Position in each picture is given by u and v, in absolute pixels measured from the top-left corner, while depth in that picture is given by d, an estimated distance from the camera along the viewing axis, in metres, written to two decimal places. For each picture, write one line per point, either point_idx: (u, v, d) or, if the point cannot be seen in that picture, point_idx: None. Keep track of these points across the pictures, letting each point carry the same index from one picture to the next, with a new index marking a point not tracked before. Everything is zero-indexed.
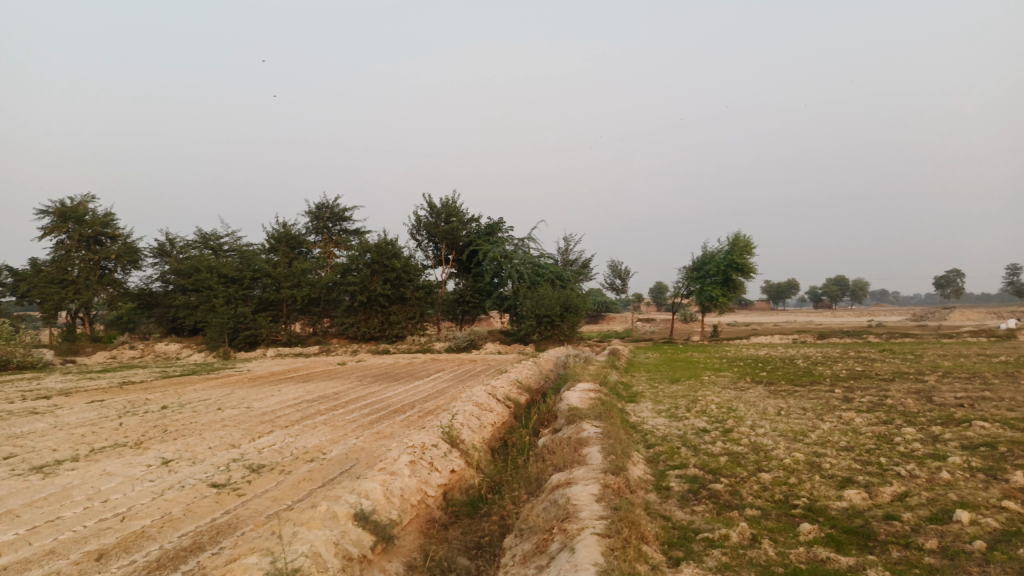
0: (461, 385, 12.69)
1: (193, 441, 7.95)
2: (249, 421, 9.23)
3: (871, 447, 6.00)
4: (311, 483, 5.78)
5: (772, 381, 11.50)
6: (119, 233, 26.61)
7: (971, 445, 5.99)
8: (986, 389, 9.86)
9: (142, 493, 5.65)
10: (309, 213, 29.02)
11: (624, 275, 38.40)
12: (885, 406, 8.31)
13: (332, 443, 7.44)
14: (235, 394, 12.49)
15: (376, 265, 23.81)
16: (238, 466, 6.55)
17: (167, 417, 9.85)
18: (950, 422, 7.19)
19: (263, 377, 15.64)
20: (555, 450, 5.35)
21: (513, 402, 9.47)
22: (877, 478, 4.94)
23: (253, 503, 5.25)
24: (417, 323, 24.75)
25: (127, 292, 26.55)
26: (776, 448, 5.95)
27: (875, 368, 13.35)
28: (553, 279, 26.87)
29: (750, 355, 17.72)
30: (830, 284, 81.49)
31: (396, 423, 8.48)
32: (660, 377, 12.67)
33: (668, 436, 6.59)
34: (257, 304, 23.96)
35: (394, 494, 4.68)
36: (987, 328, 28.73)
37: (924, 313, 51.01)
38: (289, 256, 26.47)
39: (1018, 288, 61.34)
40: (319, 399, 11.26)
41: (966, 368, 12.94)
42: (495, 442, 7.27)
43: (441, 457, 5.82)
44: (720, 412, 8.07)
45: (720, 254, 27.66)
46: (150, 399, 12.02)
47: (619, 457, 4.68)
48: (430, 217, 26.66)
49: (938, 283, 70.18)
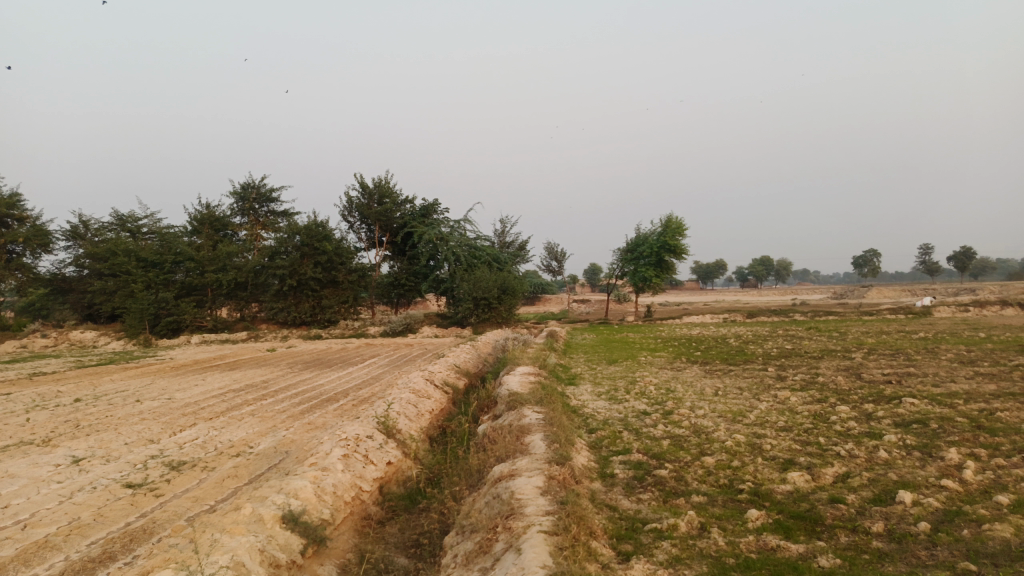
0: (397, 370, 12.38)
1: (108, 436, 7.42)
2: (170, 414, 8.71)
3: (809, 426, 6.03)
4: (236, 480, 5.42)
5: (707, 361, 11.62)
6: (27, 215, 25.25)
7: (904, 422, 6.09)
8: (910, 365, 10.19)
9: (49, 496, 5.19)
10: (234, 193, 27.91)
11: (560, 257, 38.54)
12: (819, 384, 8.45)
13: (260, 436, 7.06)
14: (156, 384, 11.85)
15: (306, 248, 23.05)
16: (157, 463, 6.12)
17: (80, 411, 9.21)
18: (882, 399, 7.33)
19: (187, 366, 14.93)
20: (495, 440, 5.15)
21: (451, 387, 9.24)
22: (818, 459, 4.93)
23: (171, 505, 4.87)
24: (350, 307, 24.28)
25: (38, 277, 25.04)
26: (717, 430, 5.91)
27: (805, 345, 13.66)
28: (489, 261, 26.65)
29: (684, 335, 17.98)
30: (757, 264, 84.03)
31: (328, 413, 8.15)
32: (597, 358, 12.65)
33: (609, 420, 6.48)
34: (180, 289, 22.98)
35: (326, 491, 4.40)
36: (904, 306, 30.04)
37: (844, 292, 53.09)
38: (214, 239, 25.43)
39: (930, 267, 64.59)
40: (246, 388, 10.78)
41: (890, 345, 13.40)
42: (432, 431, 7.04)
43: (377, 449, 5.56)
44: (659, 393, 8.05)
45: (654, 235, 27.97)
46: (62, 391, 11.27)
47: (562, 446, 4.51)
48: (362, 198, 25.96)
49: (857, 263, 73.26)
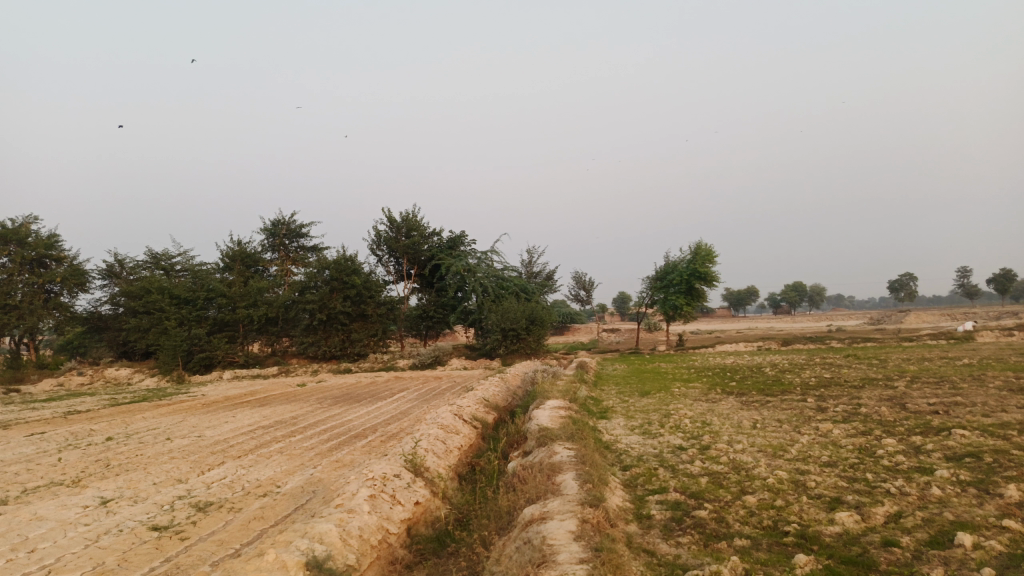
0: (426, 405, 12.25)
1: (137, 476, 7.38)
2: (199, 452, 8.66)
3: (855, 461, 5.76)
4: (262, 522, 5.31)
5: (743, 391, 11.30)
6: (65, 255, 25.79)
7: (955, 456, 5.79)
8: (956, 394, 9.79)
9: (74, 540, 5.11)
10: (265, 230, 28.29)
11: (588, 286, 38.34)
12: (861, 415, 8.14)
13: (288, 475, 6.95)
14: (186, 421, 11.85)
15: (335, 282, 23.20)
16: (184, 504, 6.04)
17: (111, 450, 9.21)
18: (930, 431, 7.01)
19: (218, 402, 14.96)
20: (526, 479, 4.98)
21: (480, 422, 9.08)
22: (867, 497, 4.68)
23: (195, 549, 4.76)
24: (379, 340, 24.29)
25: (75, 316, 25.49)
26: (758, 466, 5.66)
27: (843, 374, 13.26)
28: (517, 291, 26.55)
29: (717, 364, 17.62)
30: (789, 290, 82.80)
31: (356, 450, 8.03)
32: (629, 390, 12.41)
33: (644, 456, 6.27)
34: (212, 324, 23.21)
35: (352, 535, 4.26)
36: (944, 330, 29.24)
37: (879, 317, 51.97)
38: (245, 275, 25.72)
39: (969, 290, 63.04)
40: (275, 425, 10.72)
41: (933, 372, 12.94)
42: (462, 468, 6.87)
43: (404, 489, 5.41)
44: (695, 426, 7.80)
45: (683, 263, 27.67)
46: (94, 430, 11.31)
47: (596, 486, 4.33)
48: (390, 231, 26.13)
49: (892, 288, 71.81)
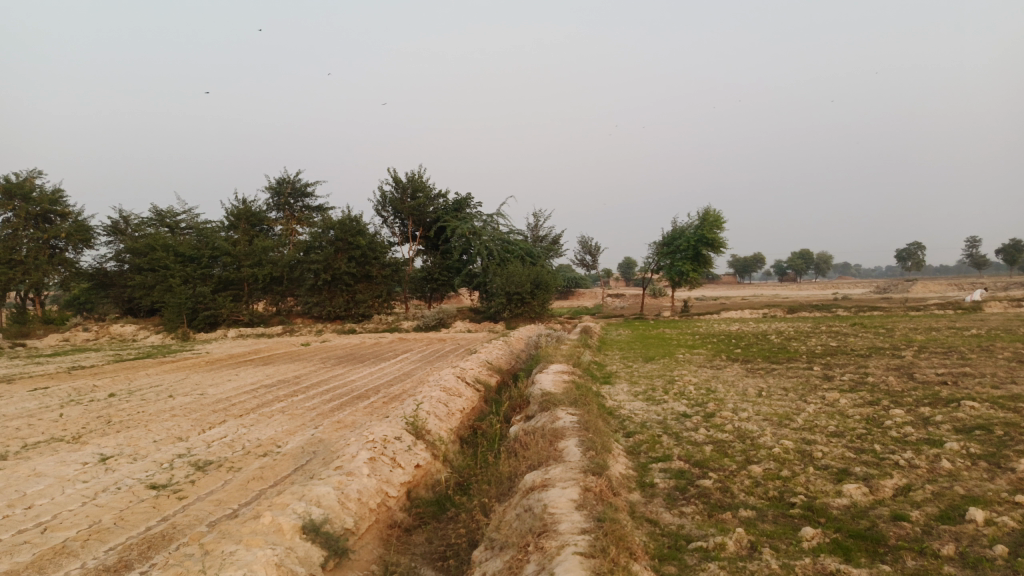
0: (430, 367, 12.21)
1: (138, 433, 7.35)
2: (200, 410, 8.63)
3: (863, 432, 5.66)
4: (261, 483, 5.26)
5: (748, 359, 11.20)
6: (70, 211, 25.68)
7: (965, 428, 5.69)
8: (965, 365, 9.66)
9: (72, 497, 5.07)
10: (269, 188, 28.07)
11: (595, 250, 38.12)
12: (869, 385, 8.03)
13: (289, 435, 6.91)
14: (189, 379, 11.83)
15: (340, 243, 23.06)
16: (183, 463, 5.99)
17: (112, 406, 9.19)
18: (939, 402, 6.89)
19: (222, 360, 14.96)
20: (528, 444, 4.90)
21: (483, 385, 9.02)
22: (875, 469, 4.58)
23: (193, 508, 4.72)
24: (384, 302, 24.22)
25: (80, 272, 25.46)
26: (763, 435, 5.57)
27: (850, 343, 13.13)
28: (522, 255, 26.37)
29: (722, 331, 17.52)
30: (796, 257, 82.38)
31: (358, 411, 7.98)
32: (634, 355, 12.32)
33: (648, 422, 6.19)
34: (216, 283, 23.16)
35: (351, 498, 4.20)
36: (951, 300, 29.00)
37: (886, 286, 51.74)
38: (250, 234, 25.58)
39: (978, 261, 62.55)
40: (278, 384, 10.69)
41: (941, 342, 12.79)
42: (464, 431, 6.81)
43: (405, 452, 5.35)
44: (699, 394, 7.71)
45: (691, 229, 27.40)
46: (97, 386, 11.31)
47: (599, 453, 4.24)
48: (395, 192, 25.87)
49: (900, 257, 71.34)
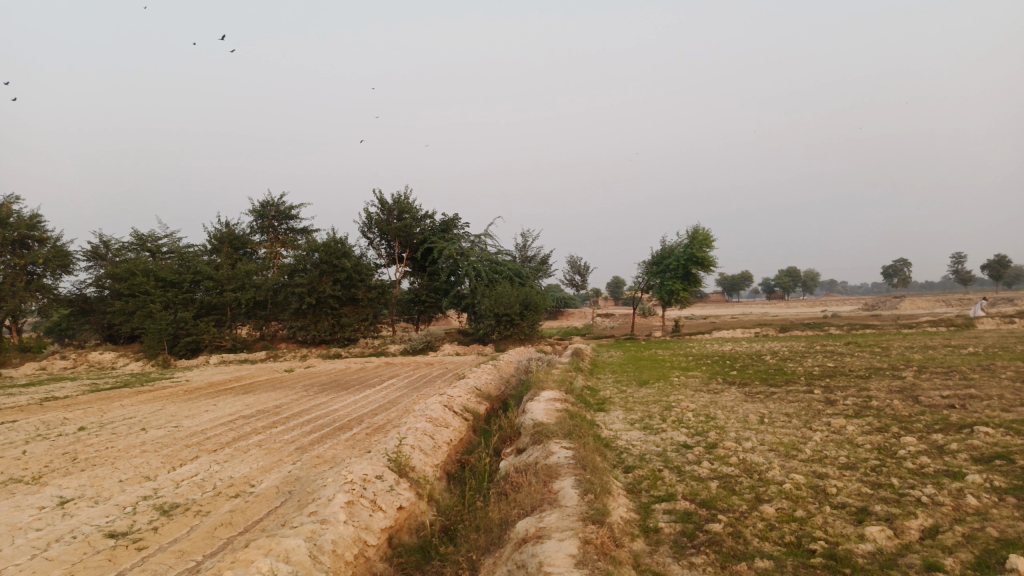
0: (417, 394, 11.78)
1: (103, 472, 6.87)
2: (173, 445, 8.16)
3: (877, 464, 5.30)
4: (229, 530, 4.83)
5: (744, 381, 10.86)
6: (48, 236, 25.18)
7: (984, 458, 5.34)
8: (969, 385, 9.35)
9: (21, 550, 4.61)
10: (253, 211, 27.71)
11: (584, 271, 37.91)
12: (874, 410, 7.68)
13: (264, 473, 6.48)
14: (165, 410, 11.30)
15: (324, 265, 22.64)
16: (147, 507, 5.54)
17: (80, 442, 8.71)
18: (950, 428, 6.56)
19: (201, 389, 14.46)
20: (519, 484, 4.51)
21: (472, 414, 8.61)
22: (897, 508, 4.21)
23: (152, 561, 4.28)
24: (370, 325, 23.75)
25: (59, 298, 24.83)
26: (771, 468, 5.21)
27: (847, 363, 12.82)
28: (510, 276, 26.04)
29: (715, 351, 17.18)
30: (784, 274, 82.58)
31: (339, 444, 7.55)
32: (627, 379, 11.94)
33: (647, 455, 5.82)
34: (198, 308, 22.67)
35: (324, 550, 3.80)
36: (942, 317, 28.93)
37: (874, 303, 51.79)
38: (233, 257, 25.11)
39: (964, 277, 62.91)
40: (257, 415, 10.22)
41: (941, 361, 12.51)
42: (450, 466, 6.41)
43: (386, 492, 4.94)
44: (699, 421, 7.33)
45: (680, 248, 27.17)
46: (67, 419, 10.78)
47: (598, 497, 3.86)
48: (381, 214, 25.52)
49: (887, 274, 71.66)
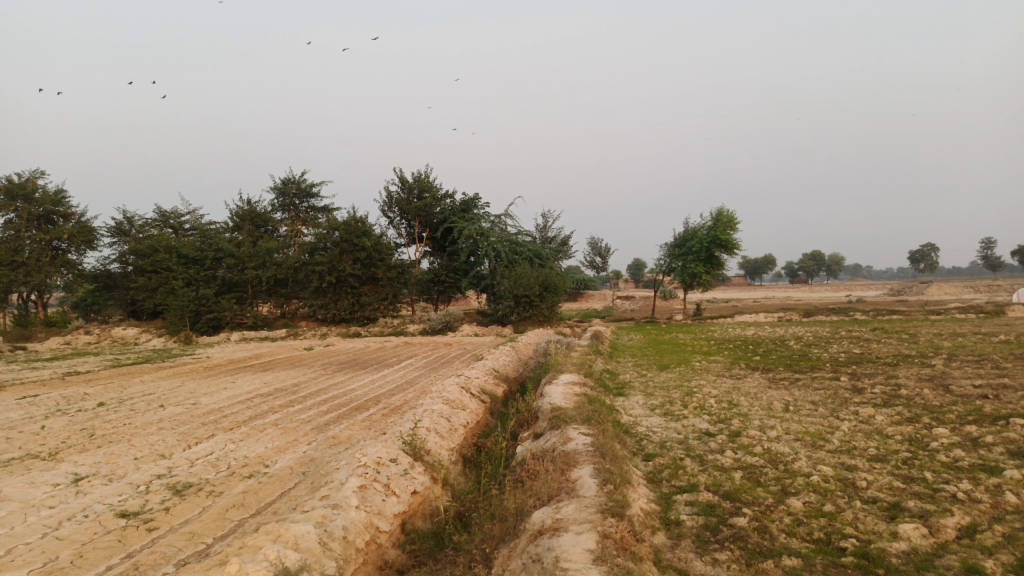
0: (434, 375, 11.70)
1: (119, 450, 6.84)
2: (190, 422, 8.13)
3: (908, 456, 5.10)
4: (241, 512, 4.75)
5: (767, 367, 10.64)
6: (73, 212, 25.35)
7: (1020, 452, 5.11)
8: (1001, 375, 9.04)
9: (33, 528, 4.57)
10: (274, 189, 27.70)
11: (604, 252, 37.63)
12: (904, 400, 7.43)
13: (278, 453, 6.40)
14: (184, 387, 11.32)
15: (344, 244, 22.61)
16: (160, 486, 5.48)
17: (98, 418, 8.72)
18: (984, 419, 6.31)
19: (220, 366, 14.48)
20: (536, 472, 4.38)
21: (489, 396, 8.50)
22: (931, 504, 4.02)
23: (162, 543, 4.20)
24: (390, 304, 23.75)
25: (84, 274, 25.01)
26: (798, 459, 5.03)
27: (874, 350, 12.51)
28: (530, 257, 25.85)
29: (737, 336, 16.90)
30: (808, 258, 81.47)
31: (355, 425, 7.47)
32: (647, 363, 11.76)
33: (667, 443, 5.66)
34: (220, 285, 22.73)
35: (335, 538, 3.69)
36: (970, 303, 28.29)
37: (899, 288, 51.00)
38: (254, 235, 25.15)
39: (994, 263, 61.60)
40: (274, 393, 10.18)
41: (971, 349, 12.18)
42: (467, 450, 6.30)
43: (401, 476, 4.83)
44: (721, 408, 7.14)
45: (704, 230, 26.76)
46: (87, 394, 10.82)
47: (618, 487, 3.71)
48: (401, 193, 25.37)
49: (913, 259, 70.42)
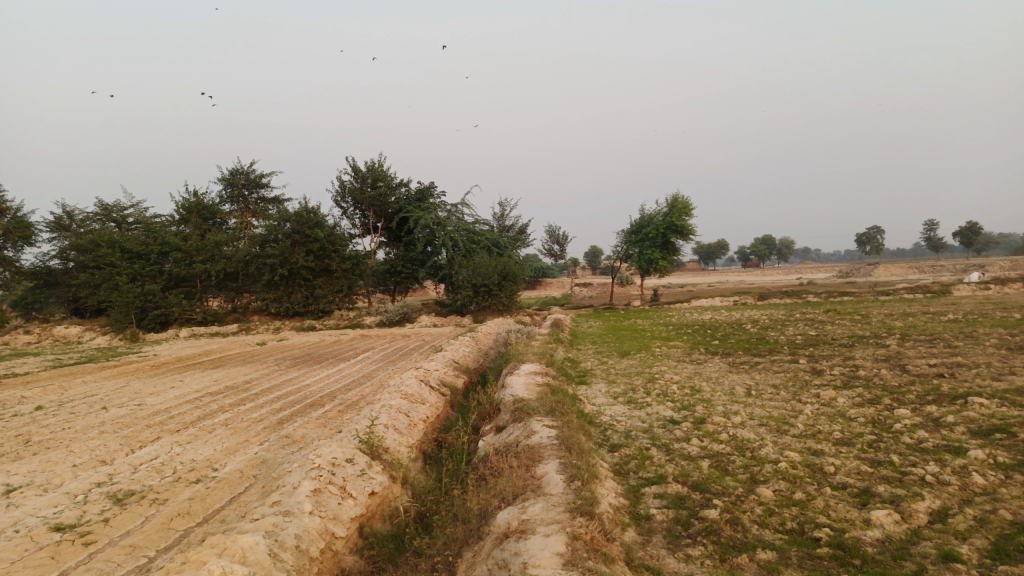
0: (392, 368, 11.42)
1: (56, 457, 6.43)
2: (134, 425, 7.73)
3: (873, 439, 5.06)
4: (186, 521, 4.47)
5: (727, 351, 10.64)
6: (8, 207, 24.21)
7: (981, 431, 5.12)
8: (954, 354, 9.17)
9: None
10: (222, 179, 26.89)
11: (562, 240, 37.62)
12: (863, 381, 7.45)
13: (229, 455, 6.10)
14: (129, 387, 10.83)
15: (296, 235, 22.06)
16: (100, 496, 5.14)
17: (35, 422, 8.25)
18: (943, 399, 6.34)
19: (168, 364, 13.95)
20: (500, 468, 4.20)
21: (449, 388, 8.28)
22: (902, 489, 3.95)
23: (100, 559, 3.91)
24: (345, 296, 23.33)
25: (23, 271, 23.96)
26: (764, 445, 4.95)
27: (829, 331, 12.66)
28: (488, 245, 25.62)
29: (695, 320, 16.99)
30: (760, 243, 82.89)
31: (310, 423, 7.19)
32: (608, 350, 11.68)
33: (632, 432, 5.54)
34: (167, 280, 21.95)
35: (287, 548, 3.46)
36: (917, 283, 29.12)
37: (848, 270, 52.16)
38: (202, 227, 24.39)
39: (937, 245, 63.56)
40: (225, 391, 9.79)
41: (923, 329, 12.40)
42: (427, 445, 6.08)
43: (358, 477, 4.60)
44: (685, 394, 7.06)
45: (659, 216, 26.89)
46: (24, 397, 10.27)
47: (586, 484, 3.54)
48: (355, 182, 24.86)
49: (861, 242, 72.23)
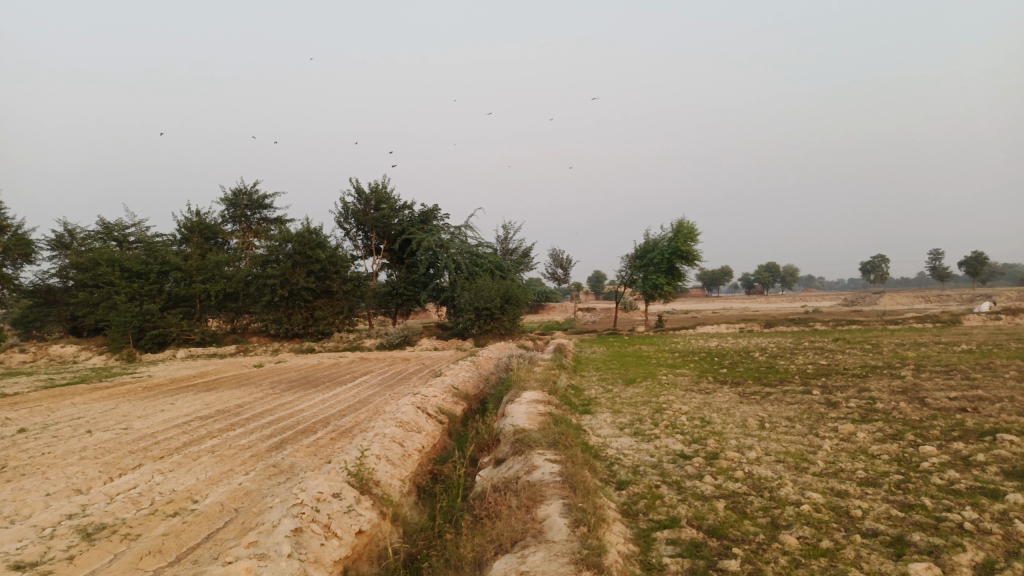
0: (390, 393, 11.07)
1: (30, 484, 6.07)
2: (116, 450, 7.39)
3: (901, 479, 4.70)
4: (157, 560, 4.12)
5: (736, 380, 10.25)
6: (8, 224, 23.99)
7: (1016, 471, 4.75)
8: (973, 386, 8.79)
9: None
10: (225, 199, 26.75)
11: (565, 264, 37.38)
12: (882, 415, 7.07)
13: (211, 486, 5.74)
14: (117, 410, 10.46)
15: (297, 256, 21.79)
16: (68, 529, 4.78)
17: (15, 446, 7.90)
18: (970, 435, 5.97)
19: (160, 386, 13.57)
20: (498, 509, 3.84)
21: (447, 416, 7.94)
22: (939, 538, 3.59)
23: None
24: (345, 318, 23.02)
25: (21, 289, 23.67)
26: (784, 484, 4.59)
27: (840, 361, 12.27)
28: (491, 268, 25.35)
29: (702, 347, 16.61)
30: (764, 270, 82.53)
31: (299, 451, 6.84)
32: (612, 377, 11.32)
33: (640, 468, 5.19)
34: (166, 300, 21.66)
35: None
36: (926, 313, 28.73)
37: (855, 298, 51.80)
38: (203, 247, 24.17)
39: (942, 274, 63.19)
40: (215, 415, 9.43)
41: (937, 359, 12.00)
42: (420, 478, 5.74)
43: (344, 514, 4.25)
44: (694, 426, 6.69)
45: (664, 241, 26.61)
46: (8, 419, 9.90)
47: (593, 529, 3.19)
48: (358, 204, 24.67)
49: (865, 270, 71.97)
